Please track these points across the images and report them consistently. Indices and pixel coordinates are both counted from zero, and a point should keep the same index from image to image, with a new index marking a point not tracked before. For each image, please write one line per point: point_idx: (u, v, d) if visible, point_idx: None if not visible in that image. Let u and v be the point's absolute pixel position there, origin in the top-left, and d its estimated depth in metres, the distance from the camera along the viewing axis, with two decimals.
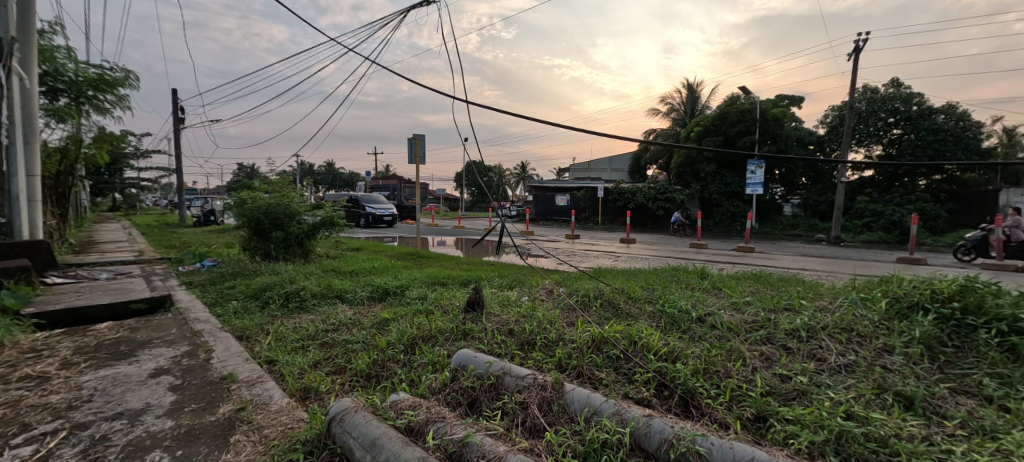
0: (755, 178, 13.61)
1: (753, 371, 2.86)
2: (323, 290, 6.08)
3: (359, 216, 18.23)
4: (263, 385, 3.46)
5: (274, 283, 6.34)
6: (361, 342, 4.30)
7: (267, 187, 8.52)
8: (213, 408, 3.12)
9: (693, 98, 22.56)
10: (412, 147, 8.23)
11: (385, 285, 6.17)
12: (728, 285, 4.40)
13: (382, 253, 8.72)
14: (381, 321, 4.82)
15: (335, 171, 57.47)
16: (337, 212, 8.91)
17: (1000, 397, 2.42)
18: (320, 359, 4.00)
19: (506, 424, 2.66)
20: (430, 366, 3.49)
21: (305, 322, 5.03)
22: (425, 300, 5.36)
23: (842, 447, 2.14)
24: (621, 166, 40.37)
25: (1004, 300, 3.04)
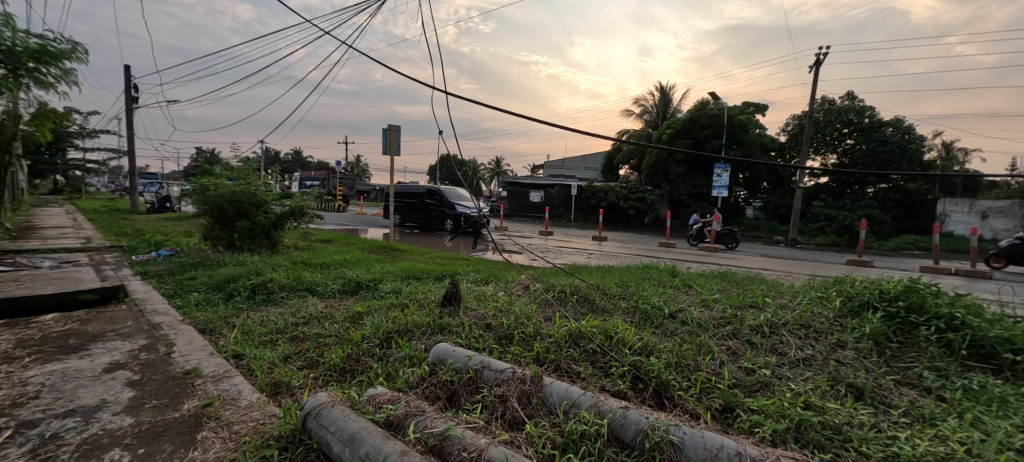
0: (720, 181, 14.08)
1: (720, 365, 3.03)
2: (292, 283, 5.92)
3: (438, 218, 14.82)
4: (232, 380, 3.38)
5: (240, 275, 6.13)
6: (334, 336, 4.24)
7: (230, 174, 8.17)
8: (176, 404, 3.02)
9: (664, 101, 23.16)
10: (387, 138, 8.09)
11: (358, 278, 6.07)
12: (698, 283, 4.62)
13: (353, 245, 8.56)
14: (354, 314, 4.76)
15: (304, 161, 56.16)
16: (306, 202, 8.71)
17: (939, 388, 2.68)
18: (290, 353, 3.93)
19: (486, 416, 2.72)
20: (407, 360, 3.49)
21: (274, 316, 4.91)
22: (400, 294, 5.32)
23: (801, 435, 2.32)
24: (596, 166, 40.95)
25: (942, 301, 3.34)
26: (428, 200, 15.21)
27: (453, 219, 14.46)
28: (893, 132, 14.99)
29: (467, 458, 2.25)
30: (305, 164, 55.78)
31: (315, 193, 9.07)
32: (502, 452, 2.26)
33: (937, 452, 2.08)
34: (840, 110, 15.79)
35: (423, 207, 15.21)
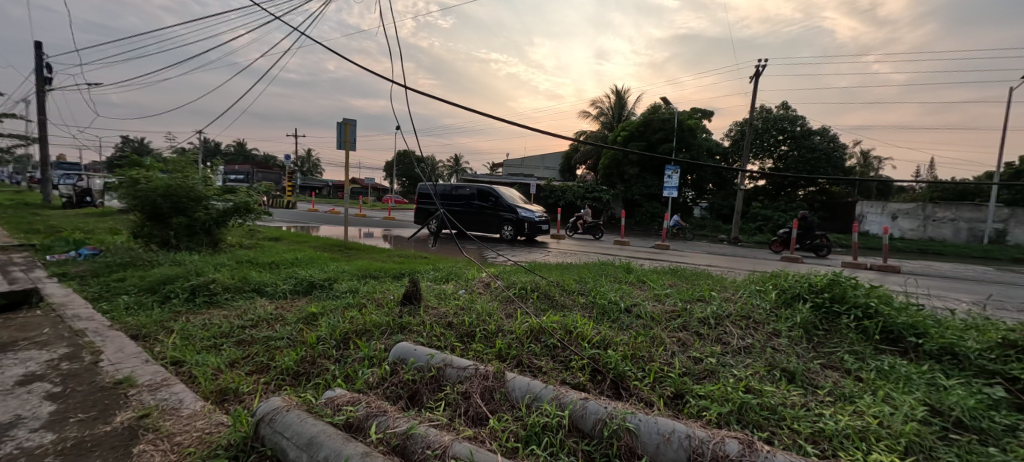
0: (670, 182, 14.71)
1: (672, 355, 3.24)
2: (237, 283, 5.63)
3: (492, 224, 12.07)
4: (171, 388, 3.15)
5: (176, 276, 5.74)
6: (286, 339, 4.03)
7: (163, 166, 7.58)
8: (107, 416, 2.79)
9: (618, 104, 23.92)
10: (342, 132, 7.85)
11: (310, 277, 5.86)
12: (651, 279, 4.88)
13: (305, 244, 8.21)
14: (308, 315, 4.57)
15: (247, 153, 52.97)
16: (252, 198, 8.22)
17: (856, 369, 3.02)
18: (238, 357, 3.73)
19: (449, 414, 2.69)
20: (366, 361, 3.37)
21: (217, 319, 4.64)
22: (356, 294, 5.21)
23: (742, 416, 2.55)
24: (553, 165, 41.61)
25: (860, 291, 3.74)
26: (479, 202, 12.29)
27: (514, 224, 11.72)
28: (820, 140, 16.36)
29: (432, 456, 2.21)
30: (249, 157, 52.66)
31: (262, 188, 8.62)
32: (467, 448, 2.25)
33: (855, 426, 2.37)
34: (775, 118, 16.99)
35: (469, 209, 12.33)
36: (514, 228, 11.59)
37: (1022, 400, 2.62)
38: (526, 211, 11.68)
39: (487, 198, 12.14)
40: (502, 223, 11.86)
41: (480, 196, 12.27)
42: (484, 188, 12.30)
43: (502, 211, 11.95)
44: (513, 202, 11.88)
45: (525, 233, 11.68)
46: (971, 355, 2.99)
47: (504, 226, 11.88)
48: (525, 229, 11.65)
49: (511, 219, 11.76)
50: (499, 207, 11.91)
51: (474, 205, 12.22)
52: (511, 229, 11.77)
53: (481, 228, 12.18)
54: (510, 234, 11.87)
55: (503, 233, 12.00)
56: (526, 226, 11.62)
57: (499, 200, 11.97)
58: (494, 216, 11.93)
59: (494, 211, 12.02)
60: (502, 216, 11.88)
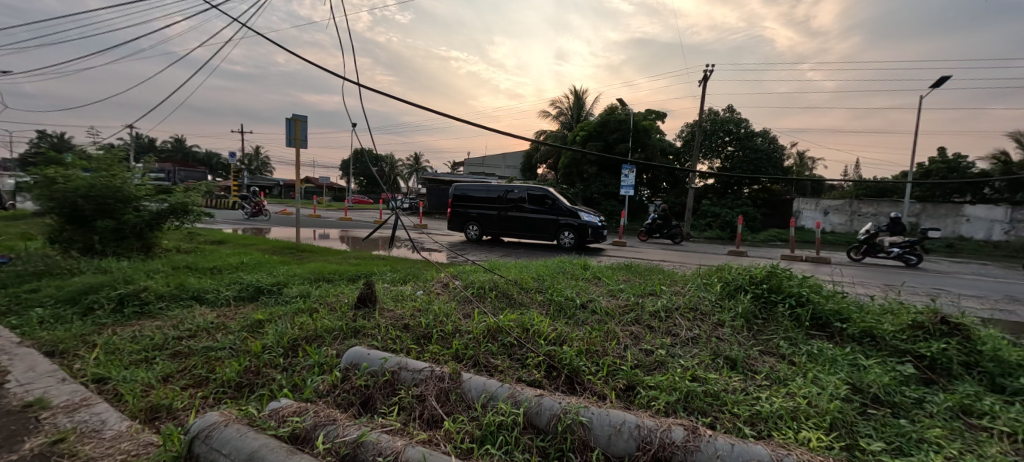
0: (627, 181, 15.09)
1: (625, 348, 3.35)
2: (174, 291, 4.26)
3: (548, 230, 10.65)
4: (93, 408, 2.38)
5: (101, 284, 4.35)
6: (230, 349, 2.97)
7: (87, 164, 6.93)
8: (10, 445, 2.08)
9: (577, 104, 24.34)
10: (290, 128, 7.58)
11: (259, 282, 4.51)
12: (606, 275, 5.04)
13: (252, 248, 7.75)
14: (255, 323, 3.33)
15: (186, 149, 49.68)
16: (190, 198, 7.66)
17: (790, 353, 3.27)
18: (173, 370, 2.75)
19: (402, 420, 2.28)
20: (314, 368, 2.60)
21: (148, 331, 3.39)
22: (308, 298, 3.92)
23: (688, 404, 2.70)
24: (515, 163, 41.82)
25: (793, 281, 4.03)
26: (527, 204, 10.90)
27: (576, 230, 10.35)
28: (762, 141, 17.38)
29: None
30: (189, 153, 49.35)
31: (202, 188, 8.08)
32: (424, 452, 1.92)
33: (788, 407, 2.56)
34: (722, 120, 17.84)
35: (520, 213, 10.90)
36: (577, 234, 10.22)
37: (926, 376, 2.96)
38: (587, 215, 10.36)
39: (542, 201, 10.71)
40: (561, 229, 10.47)
41: (533, 199, 10.82)
42: (537, 190, 10.86)
43: (560, 216, 10.55)
44: (573, 205, 10.49)
45: (588, 239, 10.31)
46: (887, 336, 3.30)
47: (563, 233, 10.50)
48: (588, 235, 10.29)
49: (571, 224, 10.38)
50: (557, 211, 10.50)
51: (526, 209, 10.78)
52: (572, 236, 10.39)
53: (536, 234, 10.76)
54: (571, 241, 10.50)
55: (561, 241, 10.61)
56: (590, 231, 10.25)
57: (557, 202, 10.55)
58: (551, 220, 10.53)
59: (551, 216, 10.61)
60: (560, 221, 10.50)
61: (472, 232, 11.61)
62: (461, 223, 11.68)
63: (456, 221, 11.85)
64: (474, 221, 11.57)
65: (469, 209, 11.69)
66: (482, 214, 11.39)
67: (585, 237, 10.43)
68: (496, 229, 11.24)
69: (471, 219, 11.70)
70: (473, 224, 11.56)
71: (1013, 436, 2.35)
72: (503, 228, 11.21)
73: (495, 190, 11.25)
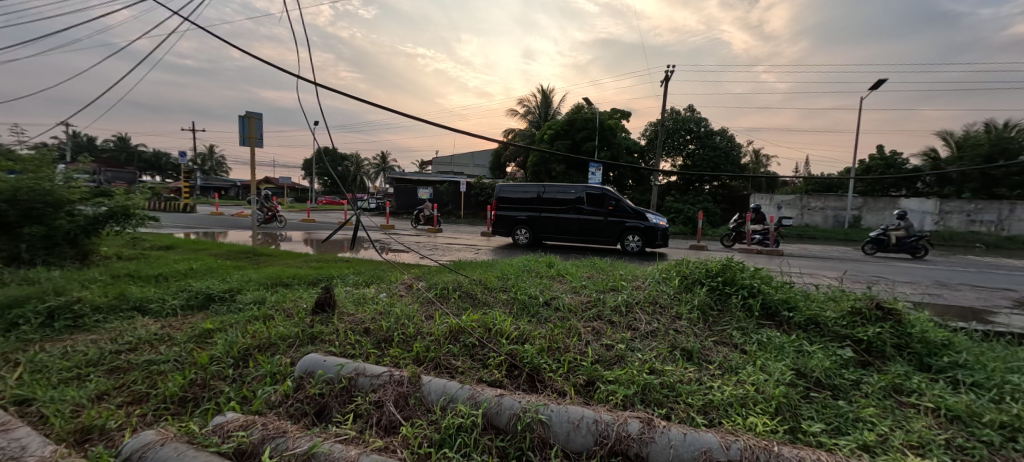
0: (595, 179, 15.30)
1: (586, 344, 3.40)
2: (113, 302, 3.86)
3: (611, 234, 10.02)
4: (12, 433, 2.05)
5: (25, 296, 3.83)
6: (174, 361, 2.70)
7: (14, 165, 6.31)
8: None
9: (544, 103, 24.49)
10: (245, 127, 7.31)
11: (208, 288, 4.21)
12: (569, 272, 5.10)
13: (205, 253, 7.36)
14: (204, 332, 3.11)
15: (131, 148, 46.53)
16: (133, 201, 7.06)
17: (742, 343, 3.41)
18: (109, 386, 2.45)
19: (357, 428, 2.23)
20: (266, 379, 2.50)
21: (80, 346, 2.99)
22: (262, 305, 3.75)
23: (646, 396, 2.75)
24: (484, 163, 41.71)
25: (745, 273, 4.20)
26: (586, 206, 10.25)
27: (644, 233, 9.72)
28: (720, 140, 18.05)
29: None
30: (134, 153, 46.26)
31: (149, 191, 7.41)
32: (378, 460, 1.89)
33: (737, 394, 2.67)
34: (684, 120, 18.35)
35: (578, 216, 10.27)
36: (645, 238, 9.63)
37: (864, 358, 3.15)
38: (655, 217, 9.76)
39: (604, 203, 10.08)
40: (625, 232, 9.85)
41: (592, 201, 10.18)
42: (597, 191, 10.24)
43: (624, 218, 9.94)
44: (638, 207, 9.92)
45: (655, 243, 9.74)
46: (829, 323, 3.49)
47: (628, 236, 9.87)
48: (656, 239, 9.71)
49: (638, 226, 9.78)
50: (622, 213, 9.88)
51: (585, 211, 10.15)
52: (639, 240, 9.77)
53: (598, 238, 10.12)
54: (637, 245, 9.87)
55: (625, 245, 9.98)
56: (658, 235, 9.67)
57: (621, 204, 9.95)
58: (615, 223, 9.91)
59: (614, 218, 9.98)
60: (624, 224, 9.88)
61: (523, 236, 10.91)
62: (509, 225, 10.98)
63: (503, 224, 11.11)
64: (524, 224, 10.88)
65: (517, 212, 11.00)
66: (533, 217, 10.72)
67: (651, 240, 9.82)
68: (550, 232, 10.57)
69: (521, 222, 10.98)
70: (523, 228, 10.87)
71: (937, 411, 2.55)
72: (557, 231, 10.56)
73: (550, 192, 10.59)
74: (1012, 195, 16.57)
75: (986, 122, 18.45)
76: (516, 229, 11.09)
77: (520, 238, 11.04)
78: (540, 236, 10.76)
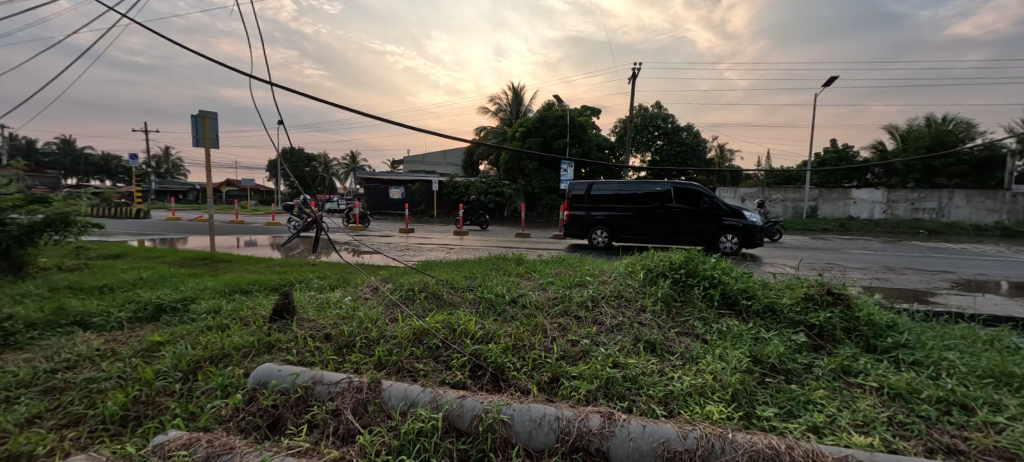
0: (566, 176, 15.42)
1: (552, 340, 3.41)
2: (47, 318, 3.62)
3: (702, 234, 8.95)
4: None
5: None
6: (116, 378, 2.58)
7: None
8: None
9: (515, 101, 24.47)
10: (198, 127, 7.02)
11: (158, 299, 4.02)
12: (537, 269, 5.12)
13: (158, 261, 7.01)
14: (151, 345, 2.97)
15: (78, 152, 43.81)
16: (75, 208, 6.24)
17: (703, 333, 3.49)
18: (42, 409, 2.30)
19: (312, 439, 2.18)
20: (216, 392, 2.41)
21: (5, 367, 2.77)
22: (217, 314, 3.61)
23: (609, 390, 2.77)
24: (456, 161, 41.44)
25: (707, 265, 4.29)
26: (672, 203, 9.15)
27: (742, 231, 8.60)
28: (687, 135, 18.49)
29: None
30: (81, 157, 43.62)
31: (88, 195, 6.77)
32: None
33: (696, 384, 2.73)
34: (651, 116, 18.65)
35: (665, 214, 9.21)
36: (744, 237, 8.55)
37: (817, 342, 3.28)
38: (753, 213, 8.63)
39: (694, 200, 9.00)
40: (720, 231, 8.76)
41: (681, 197, 9.11)
42: (685, 186, 9.16)
43: (718, 216, 8.84)
44: (734, 203, 8.82)
45: (755, 243, 8.65)
46: (785, 310, 3.60)
47: (724, 236, 8.80)
48: (756, 239, 8.61)
49: (735, 225, 8.67)
50: (715, 211, 8.79)
51: (673, 209, 9.10)
52: (736, 240, 8.70)
53: (688, 239, 9.08)
54: (734, 246, 8.81)
55: (719, 246, 8.92)
56: (758, 234, 8.57)
57: (714, 200, 8.87)
58: (707, 222, 8.84)
59: (706, 217, 8.90)
60: (718, 222, 8.78)
61: (601, 237, 9.88)
62: (586, 227, 9.94)
63: (579, 225, 10.08)
64: (602, 224, 9.84)
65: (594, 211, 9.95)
66: (613, 216, 9.68)
67: (750, 239, 8.68)
68: (632, 233, 9.52)
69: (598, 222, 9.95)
70: (602, 228, 9.84)
71: (881, 390, 2.67)
72: (640, 231, 9.50)
73: (633, 188, 9.53)
74: (952, 184, 17.63)
75: (926, 116, 19.58)
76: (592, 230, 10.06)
77: (597, 240, 10.03)
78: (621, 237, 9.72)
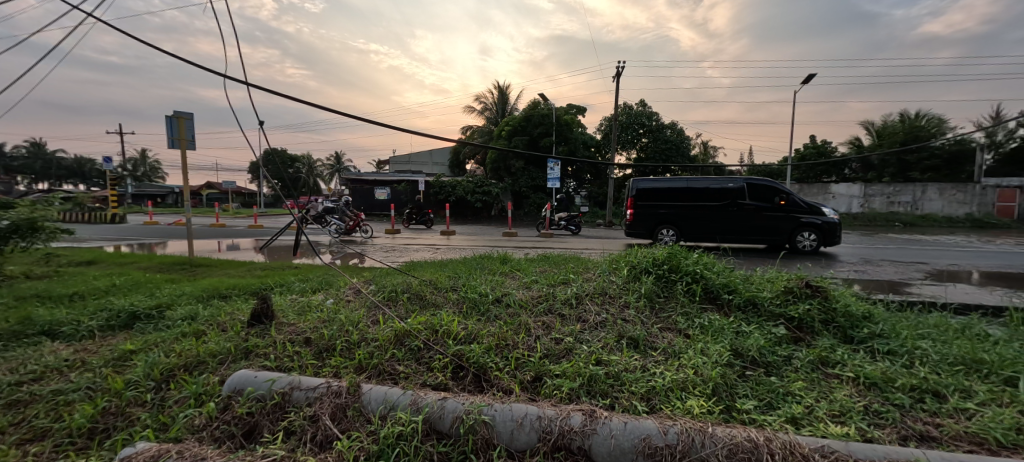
0: (553, 174, 15.48)
1: (535, 338, 3.40)
2: (12, 329, 3.49)
3: (778, 232, 8.85)
4: None
5: None
6: (84, 389, 2.51)
7: None
8: None
9: (501, 99, 24.44)
10: (173, 128, 6.87)
11: (132, 306, 3.93)
12: (522, 268, 5.12)
13: (134, 267, 6.83)
14: (123, 355, 2.89)
15: (49, 156, 42.45)
16: (42, 213, 6.05)
17: (685, 328, 3.51)
18: (5, 424, 2.22)
19: (289, 447, 2.14)
20: (189, 401, 2.36)
21: None
22: (193, 320, 3.54)
23: (592, 387, 2.77)
24: (443, 160, 41.31)
25: (690, 260, 4.32)
26: (747, 201, 9.00)
27: (823, 229, 8.51)
28: (671, 133, 18.68)
29: None
30: (52, 161, 42.34)
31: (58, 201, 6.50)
32: None
33: (677, 379, 2.74)
34: (636, 114, 18.79)
35: (740, 212, 9.06)
36: (823, 236, 8.51)
37: (796, 334, 3.32)
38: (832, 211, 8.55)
39: (770, 197, 8.87)
40: (797, 229, 8.68)
41: (756, 195, 8.97)
42: (759, 182, 9.02)
43: (794, 213, 8.75)
44: (809, 200, 8.73)
45: (834, 241, 8.60)
46: (765, 303, 3.65)
47: (801, 234, 8.72)
48: (835, 237, 8.57)
49: (813, 223, 8.60)
50: (792, 208, 8.69)
51: (748, 207, 8.95)
52: (814, 238, 8.64)
53: (763, 237, 8.96)
54: (811, 243, 8.75)
55: (794, 243, 8.85)
56: (837, 231, 8.54)
57: (791, 197, 8.75)
58: (783, 219, 8.73)
59: (782, 214, 8.80)
60: (796, 220, 8.66)
61: (669, 236, 9.66)
62: (651, 225, 9.73)
63: (643, 223, 9.86)
64: (670, 222, 9.63)
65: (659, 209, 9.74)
66: (684, 214, 9.46)
67: (830, 237, 8.59)
68: (704, 231, 9.36)
69: (665, 220, 9.74)
70: (671, 227, 9.62)
71: (858, 380, 2.71)
72: (711, 229, 9.33)
73: (706, 185, 9.30)
74: (925, 178, 18.10)
75: (901, 112, 20.10)
76: (658, 228, 9.84)
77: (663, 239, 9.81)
78: (690, 235, 9.54)
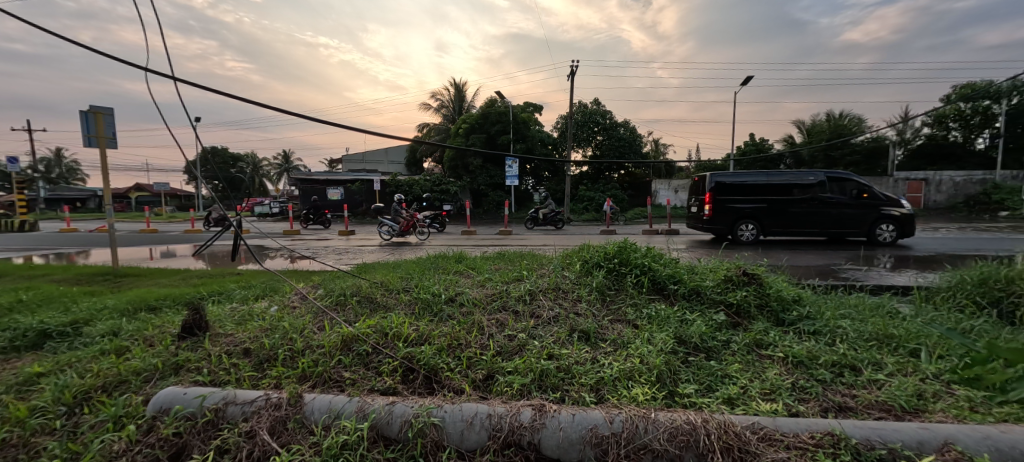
0: (511, 172, 15.56)
1: (488, 336, 3.38)
2: None
3: (860, 224, 9.24)
4: None
5: None
6: None
7: None
8: None
9: (457, 97, 24.21)
10: (89, 123, 6.29)
11: (43, 323, 3.57)
12: (477, 266, 5.09)
13: (49, 280, 6.22)
14: (27, 380, 2.62)
15: None
16: None
17: (635, 319, 3.60)
18: None
19: None
20: (107, 425, 2.18)
21: None
22: (116, 336, 3.27)
23: (543, 382, 2.78)
24: (399, 159, 40.56)
25: (640, 253, 4.43)
26: (829, 194, 9.31)
27: (904, 220, 9.04)
28: (624, 131, 19.23)
29: None
30: None
31: None
32: None
33: (625, 369, 2.80)
34: (591, 112, 19.21)
35: (822, 205, 9.32)
36: (903, 227, 9.05)
37: (735, 320, 3.49)
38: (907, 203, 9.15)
39: (851, 190, 9.22)
40: (879, 221, 9.15)
41: (836, 188, 9.29)
42: (838, 176, 9.37)
43: (874, 205, 9.20)
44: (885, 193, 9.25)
45: (908, 231, 9.19)
46: (708, 292, 3.80)
47: (880, 225, 9.20)
48: (910, 227, 9.18)
49: (891, 214, 9.13)
50: (873, 201, 9.13)
51: (832, 201, 9.24)
52: (892, 229, 9.17)
53: (845, 229, 9.29)
54: (888, 234, 9.27)
55: (873, 235, 9.32)
56: (913, 222, 9.13)
57: (872, 191, 9.16)
58: (866, 212, 9.15)
59: (863, 207, 9.20)
60: (878, 212, 9.11)
61: (749, 231, 9.76)
62: (733, 220, 9.75)
63: (723, 219, 9.86)
64: (751, 217, 9.71)
65: (739, 204, 9.78)
66: (768, 208, 9.56)
67: (908, 227, 9.17)
68: (787, 225, 9.52)
69: (745, 215, 9.78)
70: (752, 221, 9.69)
71: (787, 359, 2.88)
72: (793, 223, 9.50)
73: (792, 179, 9.45)
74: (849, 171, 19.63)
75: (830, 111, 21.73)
76: (737, 223, 9.89)
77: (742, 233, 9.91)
78: (770, 230, 9.68)
